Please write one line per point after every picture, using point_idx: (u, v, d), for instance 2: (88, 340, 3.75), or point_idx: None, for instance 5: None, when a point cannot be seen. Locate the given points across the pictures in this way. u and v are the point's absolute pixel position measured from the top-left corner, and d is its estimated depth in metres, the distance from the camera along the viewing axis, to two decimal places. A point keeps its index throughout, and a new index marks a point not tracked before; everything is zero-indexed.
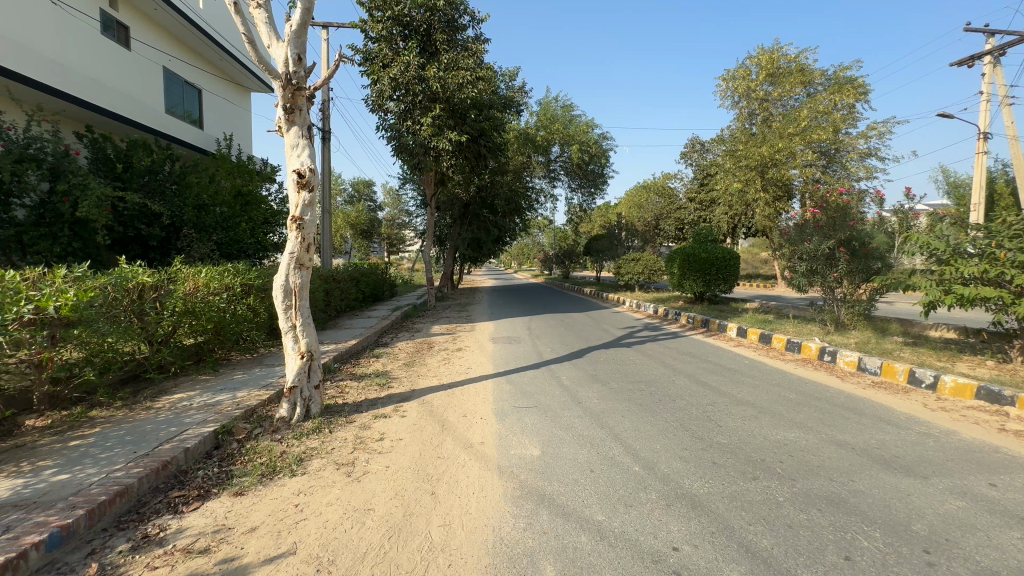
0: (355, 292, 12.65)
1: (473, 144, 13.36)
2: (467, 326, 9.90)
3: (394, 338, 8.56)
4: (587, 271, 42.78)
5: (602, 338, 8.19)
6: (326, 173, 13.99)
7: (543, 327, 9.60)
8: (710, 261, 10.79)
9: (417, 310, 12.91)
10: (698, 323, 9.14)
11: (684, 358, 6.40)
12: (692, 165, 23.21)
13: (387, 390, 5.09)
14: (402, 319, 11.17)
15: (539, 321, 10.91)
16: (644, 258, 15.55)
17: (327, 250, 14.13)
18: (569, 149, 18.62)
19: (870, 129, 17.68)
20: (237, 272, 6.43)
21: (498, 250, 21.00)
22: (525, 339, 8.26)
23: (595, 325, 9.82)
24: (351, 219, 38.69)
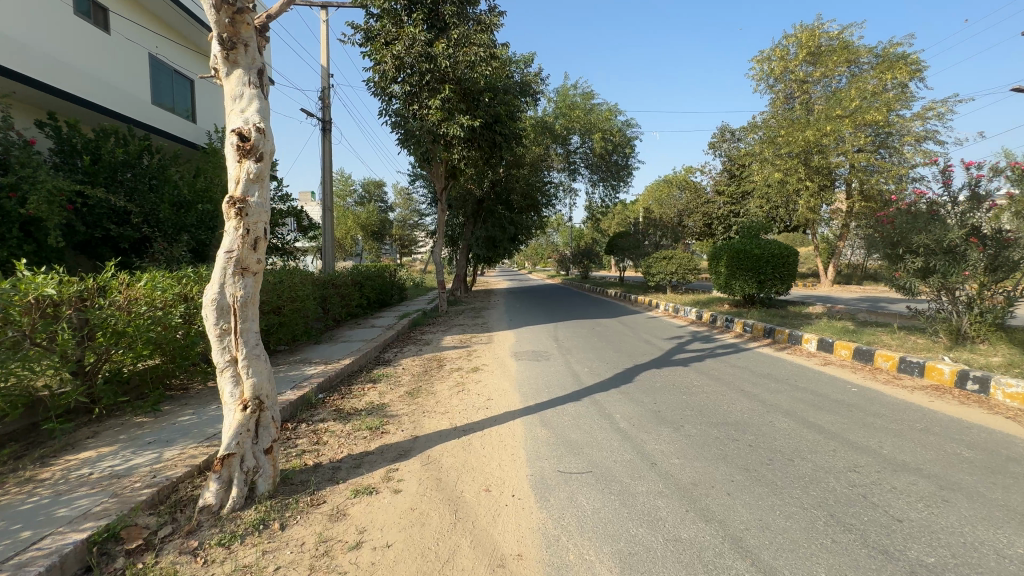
0: (358, 298, 11.35)
1: (487, 131, 12.01)
2: (484, 338, 8.54)
3: (397, 354, 7.24)
4: (604, 272, 41.24)
5: (647, 353, 6.74)
6: (327, 169, 12.85)
7: (572, 338, 8.19)
8: (765, 258, 9.27)
9: (427, 317, 11.56)
10: (760, 332, 7.63)
11: (766, 383, 4.95)
12: (721, 156, 21.58)
13: (381, 437, 3.75)
14: (409, 328, 9.82)
15: (564, 330, 9.48)
16: (677, 256, 14.05)
17: (330, 252, 12.93)
18: (590, 138, 17.17)
19: (927, 109, 15.91)
20: (197, 276, 5.10)
21: (514, 250, 19.57)
22: (554, 354, 6.87)
23: (633, 334, 8.37)
24: (362, 219, 37.71)
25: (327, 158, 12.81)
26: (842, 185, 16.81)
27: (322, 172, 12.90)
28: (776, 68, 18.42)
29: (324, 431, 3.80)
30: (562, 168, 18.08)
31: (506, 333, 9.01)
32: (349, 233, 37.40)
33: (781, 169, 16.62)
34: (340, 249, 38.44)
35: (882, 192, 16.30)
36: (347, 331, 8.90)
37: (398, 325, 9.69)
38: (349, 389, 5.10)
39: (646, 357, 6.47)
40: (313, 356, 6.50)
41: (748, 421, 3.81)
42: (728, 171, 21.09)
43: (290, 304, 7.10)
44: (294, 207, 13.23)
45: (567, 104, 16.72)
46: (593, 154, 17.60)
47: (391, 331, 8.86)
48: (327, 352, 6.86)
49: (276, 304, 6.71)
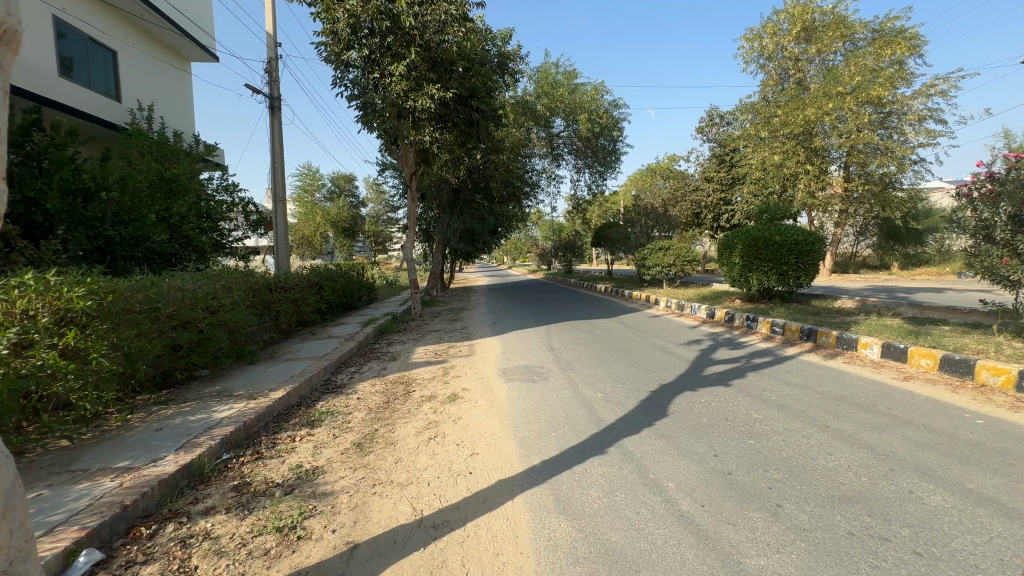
0: (316, 304, 9.72)
1: (462, 108, 10.49)
2: (463, 349, 7.05)
3: (354, 376, 5.70)
4: (587, 265, 40.21)
5: (669, 366, 5.38)
6: (278, 153, 11.13)
7: (571, 347, 6.79)
8: (787, 246, 8.03)
9: (398, 323, 9.99)
10: (796, 334, 6.36)
11: (849, 412, 3.65)
12: (709, 141, 20.49)
13: (296, 547, 2.24)
14: (375, 339, 8.22)
15: (558, 335, 8.07)
16: (675, 247, 12.83)
17: (284, 249, 11.22)
18: (574, 121, 15.77)
19: (928, 86, 15.01)
20: (42, 284, 3.47)
21: (494, 244, 18.05)
22: (553, 370, 5.45)
23: (641, 339, 7.03)
24: (332, 215, 35.75)
25: (278, 139, 11.07)
26: (841, 169, 15.88)
27: (271, 157, 11.14)
28: (768, 46, 17.27)
29: (200, 545, 2.27)
30: (545, 153, 16.65)
31: (491, 342, 7.56)
32: (319, 230, 35.41)
33: (778, 151, 15.56)
34: (309, 247, 36.38)
35: (882, 175, 15.42)
36: (296, 346, 7.26)
37: (361, 334, 8.12)
38: (271, 442, 3.55)
39: (671, 372, 5.10)
40: (237, 386, 4.90)
41: (878, 493, 2.45)
42: (717, 156, 19.98)
43: (212, 317, 5.47)
44: (241, 199, 11.45)
45: (548, 82, 15.20)
46: (578, 138, 16.23)
47: (350, 343, 7.30)
48: (259, 377, 5.25)
49: (190, 317, 5.09)
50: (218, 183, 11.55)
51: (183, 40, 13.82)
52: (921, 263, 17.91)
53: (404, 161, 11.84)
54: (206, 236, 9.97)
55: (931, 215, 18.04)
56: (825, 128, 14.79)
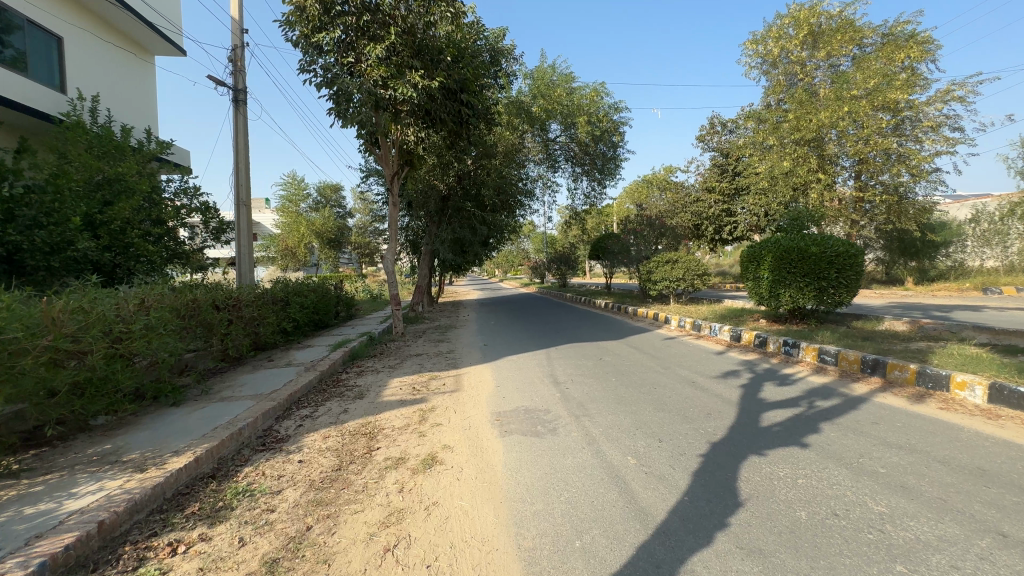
0: (278, 324, 8.41)
1: (450, 102, 9.37)
2: (448, 382, 5.78)
3: (304, 424, 4.40)
4: (581, 279, 39.30)
5: (712, 411, 4.18)
6: (243, 152, 9.91)
7: (582, 379, 5.56)
8: (827, 259, 6.83)
9: (374, 346, 8.69)
10: (855, 365, 5.20)
11: (1015, 501, 2.46)
12: (711, 150, 19.67)
13: None
14: (343, 367, 6.90)
15: (561, 361, 6.82)
16: (684, 259, 11.78)
17: (247, 261, 9.96)
18: (572, 125, 14.73)
19: (945, 92, 14.20)
20: None
21: (486, 256, 16.89)
22: (562, 416, 4.22)
23: (664, 370, 5.83)
24: (318, 225, 34.51)
25: (244, 136, 9.85)
26: (853, 178, 15.02)
27: (234, 157, 9.89)
28: (773, 50, 16.47)
29: None
30: (540, 159, 15.59)
31: (483, 372, 6.29)
32: (303, 241, 34.12)
33: (787, 159, 14.68)
34: (293, 259, 35.06)
35: (897, 185, 14.56)
36: (242, 377, 5.92)
37: (327, 360, 6.81)
38: (135, 561, 2.26)
39: (718, 421, 3.90)
40: (135, 444, 3.58)
41: None
42: (719, 166, 19.06)
43: (116, 348, 4.14)
44: (202, 205, 10.11)
45: (545, 82, 14.15)
46: (575, 144, 15.21)
47: (309, 374, 5.99)
48: (172, 430, 3.94)
49: (76, 348, 3.78)
50: (176, 185, 10.25)
51: (145, 31, 12.66)
52: (934, 278, 17.01)
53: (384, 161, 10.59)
54: (154, 244, 8.66)
55: (944, 228, 17.20)
56: (835, 135, 13.98)
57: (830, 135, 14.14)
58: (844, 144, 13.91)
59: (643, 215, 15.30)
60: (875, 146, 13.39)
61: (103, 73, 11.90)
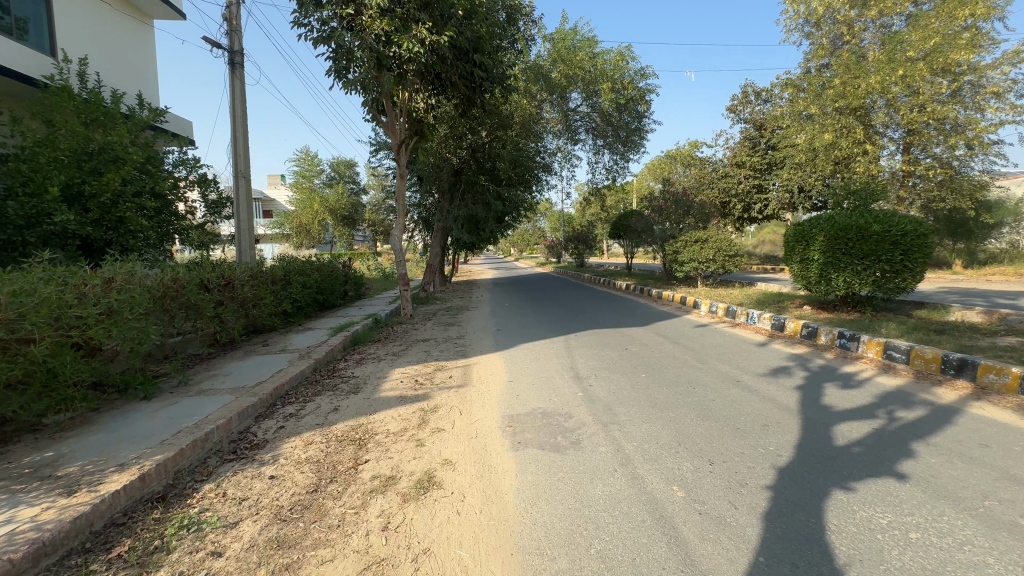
0: (276, 306, 7.86)
1: (461, 63, 8.50)
2: (455, 375, 5.13)
3: (286, 425, 3.81)
4: (598, 258, 38.31)
5: (769, 421, 3.46)
6: (241, 120, 9.24)
7: (607, 374, 4.87)
8: (891, 239, 5.92)
9: (379, 329, 8.11)
10: (933, 365, 4.40)
11: None
12: (742, 121, 18.35)
13: None
14: (343, 354, 6.32)
15: (582, 350, 6.13)
16: (714, 238, 10.91)
17: (247, 237, 9.40)
18: (594, 93, 13.62)
19: (1014, 53, 12.67)
20: None
21: (500, 234, 16.14)
22: (586, 423, 3.54)
23: (701, 365, 5.10)
24: (331, 202, 34.03)
25: (241, 103, 9.16)
26: (902, 151, 13.71)
27: (231, 125, 9.23)
28: (817, 9, 14.87)
29: None
30: (559, 130, 14.62)
31: (494, 363, 5.64)
32: (317, 218, 33.75)
33: (829, 130, 13.42)
34: (307, 236, 34.79)
35: (952, 158, 13.22)
36: (229, 366, 5.38)
37: (325, 347, 6.23)
38: None
39: (779, 437, 3.18)
40: (81, 453, 3.03)
41: None
42: (751, 139, 17.78)
43: (70, 336, 3.55)
44: (201, 177, 9.43)
45: (565, 45, 12.99)
46: (597, 114, 14.18)
47: (302, 363, 5.42)
48: (130, 433, 3.38)
49: (14, 338, 3.20)
50: (176, 156, 9.62)
51: None
52: (984, 262, 15.72)
53: (389, 130, 9.75)
54: (147, 218, 8.12)
55: (999, 208, 15.76)
56: (880, 103, 12.72)
57: (873, 104, 12.92)
58: (891, 113, 12.58)
59: (668, 193, 14.15)
60: (922, 118, 12.08)
61: (95, 35, 11.27)
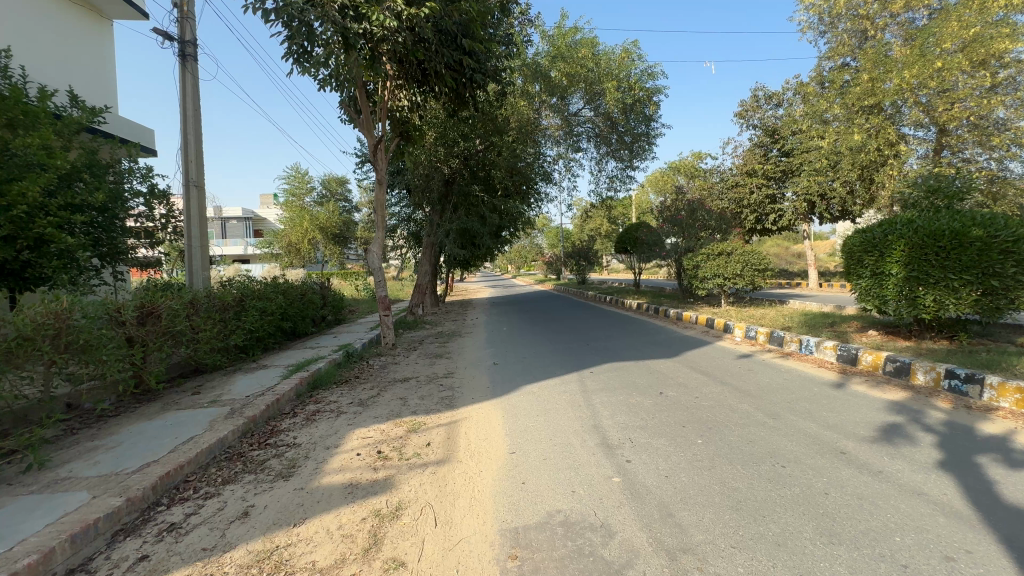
0: (220, 340, 6.44)
1: (448, 50, 7.38)
2: (436, 442, 3.70)
3: (153, 553, 2.36)
4: (600, 274, 37.10)
5: (946, 549, 2.06)
6: (194, 124, 8.01)
7: (648, 439, 3.47)
8: (1000, 248, 4.58)
9: (351, 366, 6.70)
10: None
11: None
12: (754, 128, 17.33)
13: None
14: (294, 404, 4.88)
15: (603, 396, 4.72)
16: (737, 250, 9.60)
17: (199, 255, 8.02)
18: (597, 95, 12.44)
19: None
20: None
21: (497, 250, 14.81)
22: (640, 553, 2.14)
23: (774, 421, 3.71)
24: (321, 220, 32.79)
25: (192, 104, 7.95)
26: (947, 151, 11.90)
27: (181, 127, 7.95)
28: (835, 4, 13.80)
29: None
30: (560, 136, 13.51)
31: (490, 419, 4.21)
32: (307, 237, 32.49)
33: (855, 132, 12.27)
34: (297, 255, 33.51)
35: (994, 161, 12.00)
36: (125, 431, 3.92)
37: (269, 395, 4.80)
38: None
39: None
40: None
41: None
42: (764, 145, 16.76)
43: None
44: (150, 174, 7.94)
45: (565, 43, 11.62)
46: (601, 118, 13.03)
47: (228, 423, 3.98)
48: None
49: None
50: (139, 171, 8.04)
51: None
52: None
53: (364, 127, 8.15)
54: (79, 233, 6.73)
55: None
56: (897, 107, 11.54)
57: (896, 110, 11.71)
58: (916, 116, 11.19)
59: (681, 204, 12.87)
60: (951, 116, 10.68)
61: (37, 32, 10.03)
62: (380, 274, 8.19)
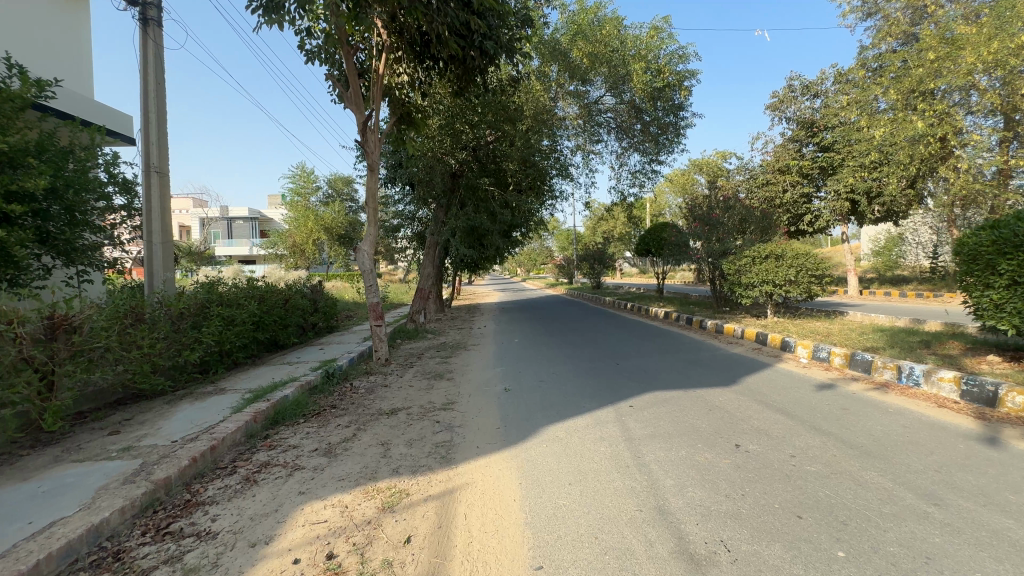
0: (165, 357, 5.22)
1: (453, 9, 6.17)
2: (419, 537, 2.42)
3: None
4: (613, 278, 35.67)
5: None
6: (156, 100, 6.86)
7: (755, 548, 2.18)
8: None
9: (330, 391, 5.45)
10: None
11: None
12: (790, 121, 16.00)
13: None
14: (239, 452, 3.62)
15: (658, 450, 3.42)
16: (787, 251, 8.23)
17: (160, 253, 6.81)
18: (622, 82, 11.16)
19: None
20: None
21: (507, 250, 13.55)
22: None
23: (943, 514, 2.40)
24: (327, 221, 31.86)
25: (154, 78, 6.82)
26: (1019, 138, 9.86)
27: (142, 103, 6.80)
28: None
29: None
30: (578, 124, 12.22)
31: (503, 488, 2.92)
32: (311, 237, 31.56)
33: (911, 121, 10.89)
34: (302, 256, 32.73)
35: None
36: None
37: (204, 439, 3.56)
38: None
39: None
40: None
41: None
42: (800, 139, 15.42)
43: None
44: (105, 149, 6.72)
45: (585, 20, 10.26)
46: (626, 107, 11.74)
47: (121, 493, 2.73)
48: None
49: None
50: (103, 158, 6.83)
51: None
52: None
53: (352, 100, 6.86)
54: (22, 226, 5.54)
55: None
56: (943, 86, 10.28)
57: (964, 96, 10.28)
58: (983, 102, 9.72)
59: (714, 201, 11.47)
60: None
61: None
62: (372, 277, 6.95)
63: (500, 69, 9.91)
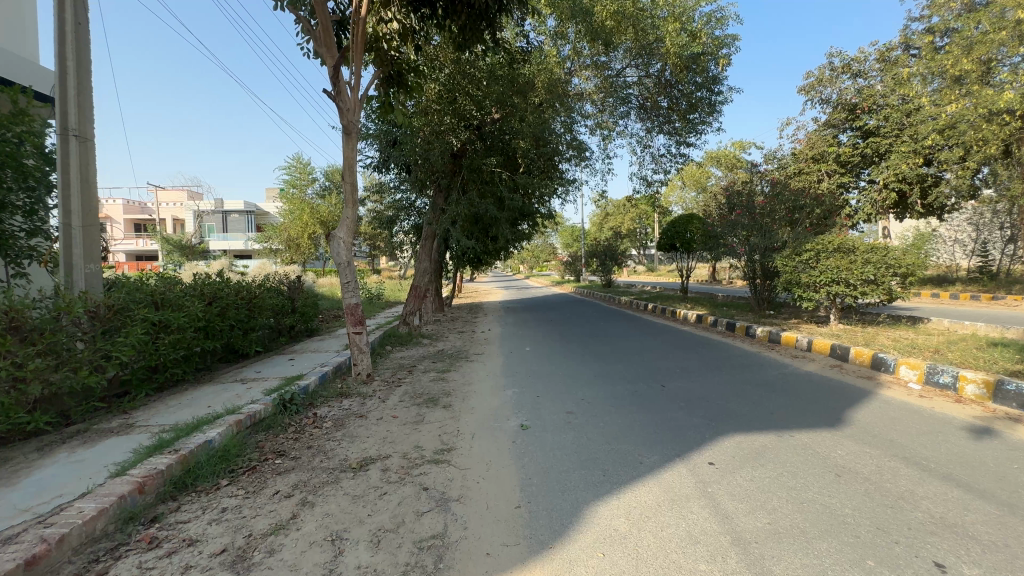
0: (50, 381, 3.77)
1: None
2: None
3: None
4: (622, 276, 34.20)
5: None
6: (75, 46, 5.36)
7: None
8: None
9: (283, 427, 4.00)
10: None
11: None
12: (826, 104, 14.50)
13: None
14: (91, 560, 2.19)
15: (802, 570, 1.98)
16: (859, 244, 6.75)
17: (80, 240, 5.33)
18: (649, 51, 9.71)
19: None
20: None
21: (515, 243, 12.08)
22: None
23: None
24: (323, 214, 30.41)
25: (73, 16, 5.34)
26: None
27: (55, 48, 5.30)
28: None
29: None
30: (597, 100, 10.75)
31: None
32: (307, 231, 30.10)
33: (985, 96, 9.41)
34: (297, 251, 31.37)
35: None
36: None
37: (28, 540, 2.13)
38: None
39: None
40: None
41: None
42: (839, 124, 13.92)
43: None
44: (13, 108, 5.32)
45: None
46: (663, 84, 10.39)
47: None
48: None
49: None
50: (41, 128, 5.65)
51: None
52: None
53: (320, 42, 5.36)
54: None
55: None
56: (1006, 53, 9.21)
57: None
58: None
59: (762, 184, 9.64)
60: None
61: None
62: (349, 272, 5.48)
63: (510, 28, 8.46)
